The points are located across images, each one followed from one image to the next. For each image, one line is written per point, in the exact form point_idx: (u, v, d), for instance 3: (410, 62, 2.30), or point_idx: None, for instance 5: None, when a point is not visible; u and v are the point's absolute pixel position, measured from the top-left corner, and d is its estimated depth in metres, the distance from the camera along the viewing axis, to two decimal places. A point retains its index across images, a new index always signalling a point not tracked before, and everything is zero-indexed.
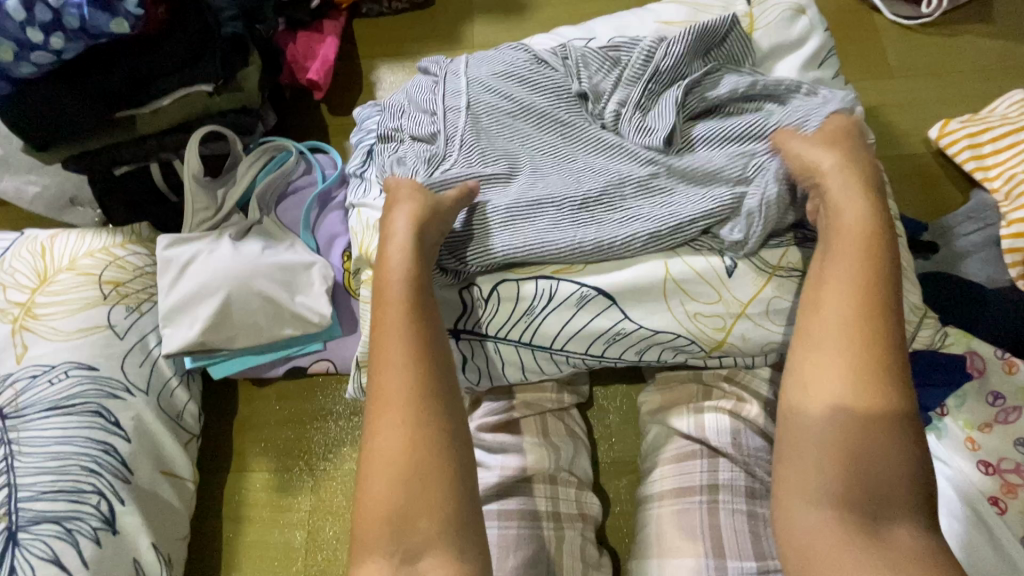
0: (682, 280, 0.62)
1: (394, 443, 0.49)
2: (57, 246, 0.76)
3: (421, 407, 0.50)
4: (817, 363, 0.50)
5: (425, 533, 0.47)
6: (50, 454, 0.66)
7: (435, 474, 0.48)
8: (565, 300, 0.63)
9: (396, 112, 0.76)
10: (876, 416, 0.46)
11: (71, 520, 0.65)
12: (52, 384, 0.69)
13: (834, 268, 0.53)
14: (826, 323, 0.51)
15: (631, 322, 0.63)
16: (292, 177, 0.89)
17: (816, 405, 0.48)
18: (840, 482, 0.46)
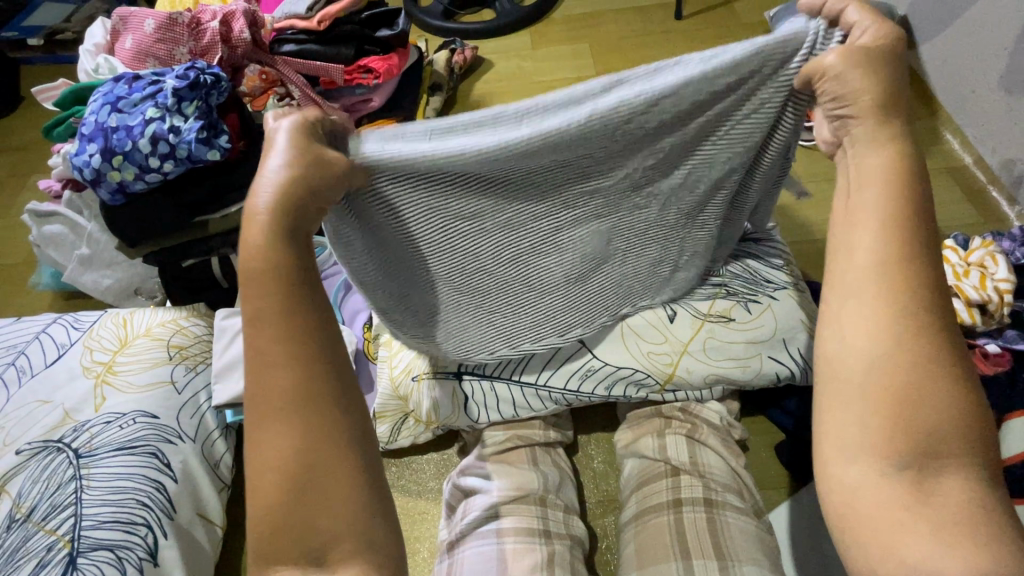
0: (635, 325, 0.80)
1: (278, 451, 0.45)
2: (136, 319, 0.94)
3: (304, 407, 0.45)
4: (861, 323, 0.44)
5: (330, 530, 0.44)
6: (112, 488, 0.77)
7: (332, 473, 0.45)
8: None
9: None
10: (908, 362, 0.42)
11: (121, 548, 0.74)
12: (121, 429, 0.82)
13: (858, 221, 0.47)
14: (860, 278, 0.45)
15: (598, 360, 0.80)
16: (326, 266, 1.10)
17: (855, 359, 0.44)
18: (889, 441, 0.41)
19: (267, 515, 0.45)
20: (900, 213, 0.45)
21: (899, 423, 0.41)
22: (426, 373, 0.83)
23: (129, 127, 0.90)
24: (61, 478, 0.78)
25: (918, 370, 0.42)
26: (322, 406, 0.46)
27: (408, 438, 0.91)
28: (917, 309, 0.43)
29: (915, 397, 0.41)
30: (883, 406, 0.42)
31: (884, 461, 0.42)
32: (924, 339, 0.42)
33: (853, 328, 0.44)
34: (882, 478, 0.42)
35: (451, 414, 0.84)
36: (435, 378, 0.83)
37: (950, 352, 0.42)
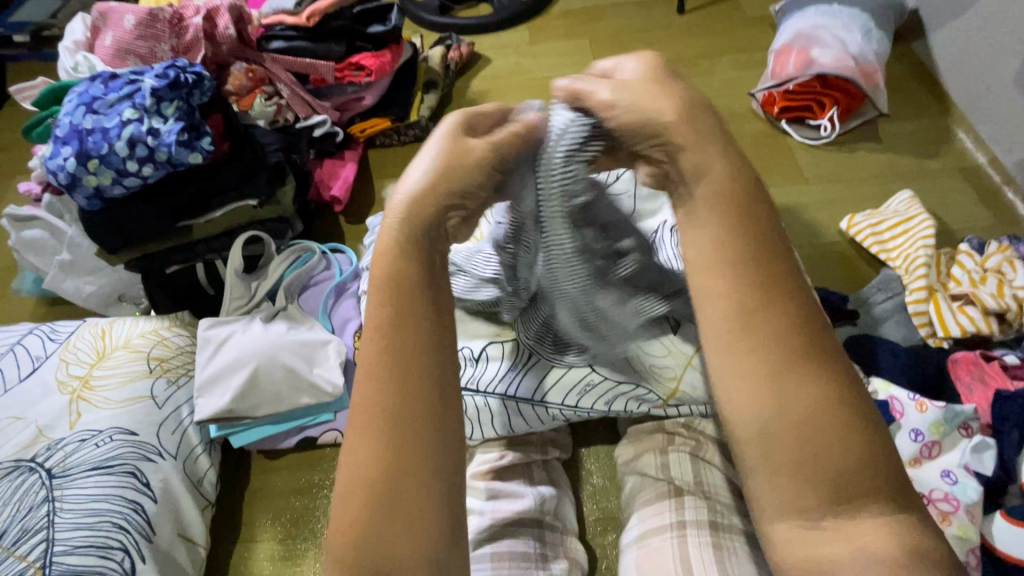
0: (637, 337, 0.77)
1: (364, 458, 0.45)
2: (115, 330, 0.90)
3: (405, 413, 0.45)
4: (744, 373, 0.46)
5: (404, 551, 0.43)
6: (87, 511, 0.74)
7: (415, 488, 0.44)
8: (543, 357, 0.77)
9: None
10: (797, 415, 0.44)
11: (95, 575, 0.71)
12: (97, 447, 0.78)
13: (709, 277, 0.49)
14: (743, 325, 0.47)
15: (598, 374, 0.77)
16: (315, 272, 1.06)
17: (746, 421, 0.46)
18: (798, 480, 0.44)
19: (342, 526, 0.45)
20: (748, 269, 0.48)
21: (806, 466, 0.44)
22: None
23: (105, 129, 0.86)
24: (32, 500, 0.74)
25: (806, 406, 0.45)
26: (409, 414, 0.45)
27: None
28: (790, 343, 0.46)
29: (807, 445, 0.44)
30: (789, 451, 0.44)
31: (802, 498, 0.44)
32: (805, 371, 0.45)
33: (741, 377, 0.46)
34: (803, 516, 0.44)
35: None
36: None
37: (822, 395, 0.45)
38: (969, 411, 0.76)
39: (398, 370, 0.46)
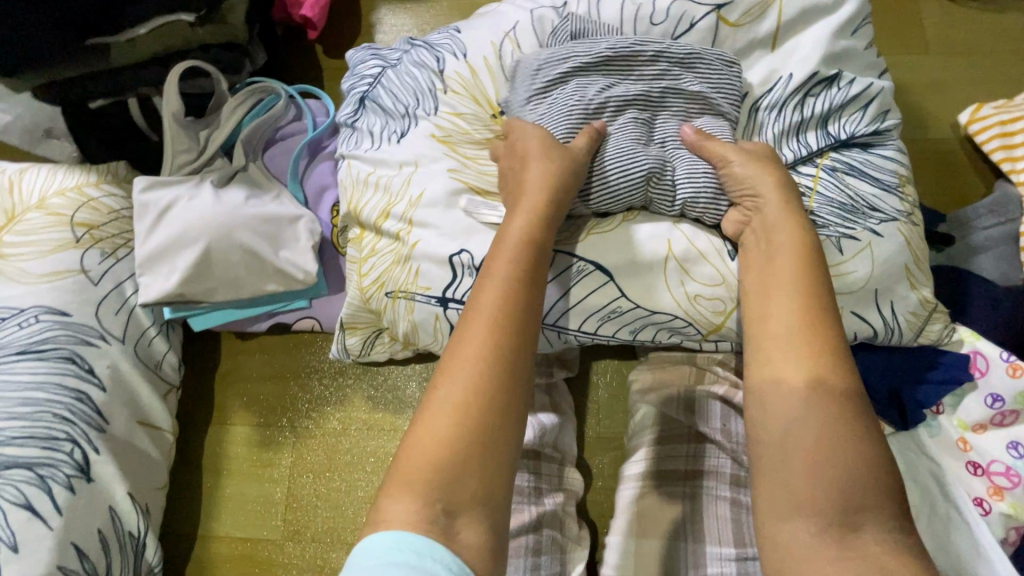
0: (682, 258, 0.60)
1: (461, 390, 0.46)
2: (26, 182, 0.71)
3: (506, 355, 0.48)
4: (784, 365, 0.49)
5: (471, 490, 0.43)
6: (20, 399, 0.64)
7: (497, 438, 0.45)
8: (561, 276, 0.61)
9: (401, 72, 0.76)
10: (835, 400, 0.46)
11: (41, 466, 0.64)
12: (20, 329, 0.66)
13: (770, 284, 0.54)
14: (769, 321, 0.52)
15: (628, 300, 0.60)
16: (282, 123, 0.85)
17: (786, 388, 0.48)
18: (819, 506, 0.43)
19: (430, 451, 0.44)
20: (806, 272, 0.53)
21: (829, 482, 0.44)
22: (402, 290, 0.67)
23: None
24: None
25: (839, 438, 0.45)
26: (496, 392, 0.46)
27: (382, 354, 0.77)
28: (842, 361, 0.48)
29: (834, 439, 0.45)
30: (808, 457, 0.45)
31: (816, 517, 0.43)
32: (841, 394, 0.47)
33: (789, 375, 0.49)
34: (816, 531, 0.43)
35: (435, 341, 0.68)
36: (414, 300, 0.66)
37: (862, 400, 0.47)
38: None
39: (512, 330, 0.49)
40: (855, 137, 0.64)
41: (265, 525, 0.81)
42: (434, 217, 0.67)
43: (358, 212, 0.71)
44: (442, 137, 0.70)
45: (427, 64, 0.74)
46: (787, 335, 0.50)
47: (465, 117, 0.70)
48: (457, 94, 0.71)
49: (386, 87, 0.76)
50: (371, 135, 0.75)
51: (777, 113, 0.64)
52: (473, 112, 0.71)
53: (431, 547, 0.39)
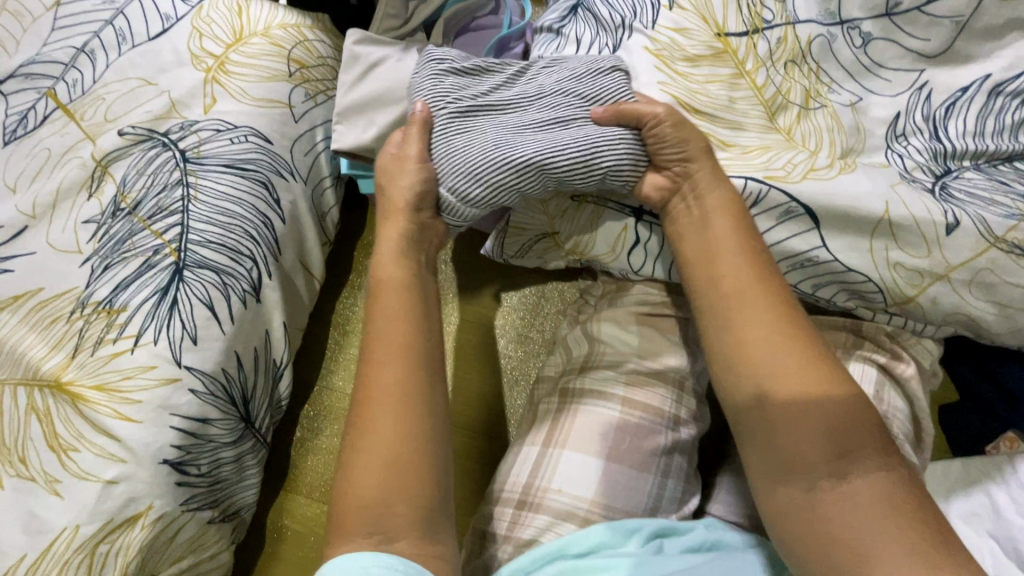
0: (896, 223, 0.58)
1: (379, 435, 0.50)
2: (253, 11, 0.75)
3: (406, 378, 0.53)
4: (740, 345, 0.55)
5: (402, 516, 0.48)
6: (220, 207, 0.67)
7: (415, 457, 0.50)
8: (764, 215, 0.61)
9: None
10: (793, 375, 0.52)
11: (226, 273, 0.67)
12: (232, 143, 0.69)
13: (721, 257, 0.58)
14: (728, 308, 0.56)
15: (826, 252, 0.60)
16: (480, 13, 0.85)
17: (744, 380, 0.54)
18: (807, 471, 0.50)
19: (367, 486, 0.49)
20: (750, 251, 0.58)
21: (810, 431, 0.50)
22: (594, 195, 0.69)
23: None
24: (167, 178, 0.67)
25: (815, 400, 0.51)
26: (401, 416, 0.51)
27: (538, 259, 0.82)
28: (793, 324, 0.54)
29: (807, 407, 0.51)
30: (786, 435, 0.51)
31: (806, 482, 0.50)
32: (803, 345, 0.53)
33: (767, 376, 0.53)
34: (809, 490, 0.50)
35: (609, 253, 0.71)
36: (605, 206, 0.69)
37: (831, 364, 0.52)
38: None
39: (407, 350, 0.55)
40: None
41: None
42: None
43: None
44: (657, 51, 0.68)
45: None
46: (752, 335, 0.54)
47: (686, 34, 0.67)
48: (684, 12, 0.68)
49: None
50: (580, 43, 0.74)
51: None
52: (698, 30, 0.67)
53: (376, 555, 0.44)
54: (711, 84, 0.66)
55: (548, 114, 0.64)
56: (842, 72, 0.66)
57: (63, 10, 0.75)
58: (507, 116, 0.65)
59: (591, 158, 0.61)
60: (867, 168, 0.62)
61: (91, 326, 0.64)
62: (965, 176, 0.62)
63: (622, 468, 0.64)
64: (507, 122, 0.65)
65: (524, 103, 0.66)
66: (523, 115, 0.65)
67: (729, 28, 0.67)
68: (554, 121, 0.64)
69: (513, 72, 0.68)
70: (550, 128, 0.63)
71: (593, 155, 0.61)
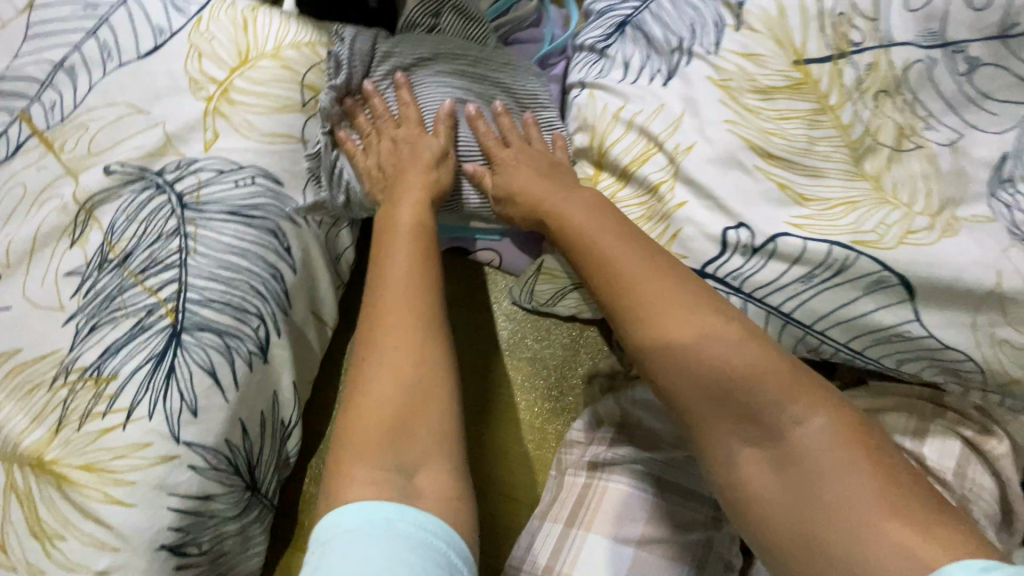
0: (1010, 296, 0.50)
1: (396, 364, 0.45)
2: (260, 24, 0.65)
3: (420, 304, 0.49)
4: (640, 314, 0.47)
5: (422, 444, 0.43)
6: (223, 261, 0.59)
7: (438, 391, 0.45)
8: (852, 282, 0.53)
9: (682, 2, 0.64)
10: (685, 330, 0.45)
11: (230, 335, 0.60)
12: (236, 186, 0.61)
13: (603, 210, 0.54)
14: (619, 256, 0.49)
15: (920, 328, 0.53)
16: (522, 26, 0.76)
17: (657, 335, 0.46)
18: (750, 437, 0.43)
19: (378, 421, 0.43)
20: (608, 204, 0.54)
21: (726, 389, 0.43)
22: None
23: None
24: (162, 227, 0.59)
25: (718, 354, 0.44)
26: (408, 344, 0.46)
27: (571, 309, 0.74)
28: (682, 273, 0.48)
29: (711, 360, 0.44)
30: (714, 407, 0.44)
31: (758, 454, 0.43)
32: (696, 297, 0.46)
33: (655, 321, 0.46)
34: (766, 464, 0.42)
35: None
36: None
37: (732, 312, 0.46)
38: None
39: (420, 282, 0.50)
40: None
41: None
42: (706, 174, 0.57)
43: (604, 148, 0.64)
44: (721, 81, 0.60)
45: None
46: (642, 284, 0.47)
47: (756, 61, 0.59)
48: (754, 33, 0.60)
49: (656, 15, 0.66)
50: (628, 67, 0.65)
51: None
52: (772, 56, 0.59)
53: (400, 507, 0.39)
54: (787, 122, 0.58)
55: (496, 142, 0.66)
56: (947, 104, 0.56)
57: (37, 17, 0.65)
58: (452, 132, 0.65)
59: None
60: (972, 228, 0.53)
61: (77, 397, 0.56)
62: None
63: (658, 559, 0.59)
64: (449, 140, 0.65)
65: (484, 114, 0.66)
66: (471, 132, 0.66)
67: (810, 54, 0.58)
68: None
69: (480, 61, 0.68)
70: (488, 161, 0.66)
71: None
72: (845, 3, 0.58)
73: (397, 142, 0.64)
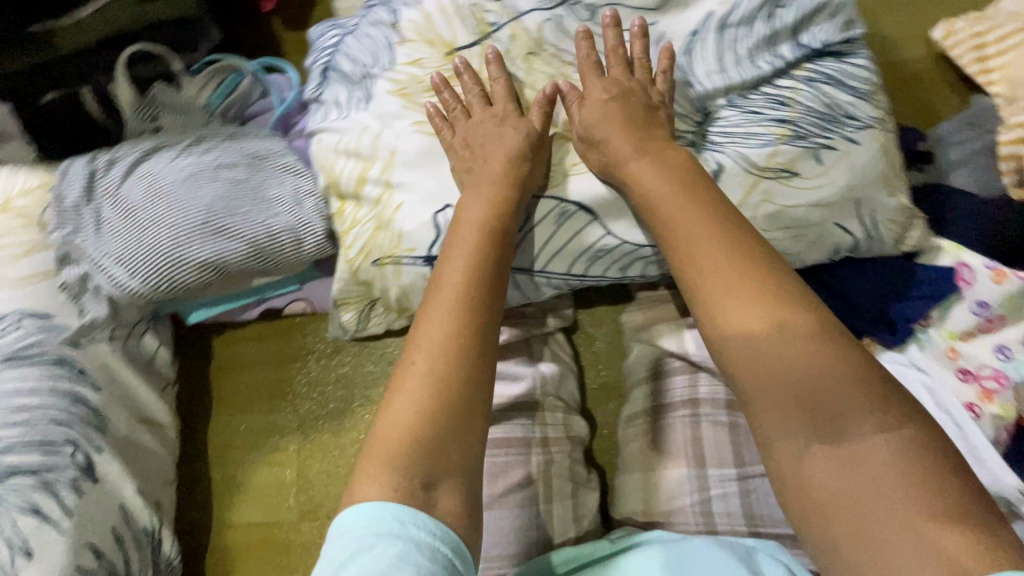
0: None
1: (417, 383, 0.50)
2: None
3: (476, 320, 0.53)
4: (730, 295, 0.50)
5: (448, 464, 0.48)
6: (13, 407, 0.64)
7: (462, 401, 0.50)
8: (546, 220, 0.65)
9: (359, 35, 0.71)
10: (769, 323, 0.47)
11: (46, 471, 0.63)
12: (6, 334, 0.65)
13: (681, 191, 0.56)
14: (697, 239, 0.53)
15: (613, 237, 0.65)
16: (251, 101, 0.81)
17: (729, 327, 0.49)
18: (796, 422, 0.45)
19: (411, 437, 0.48)
20: (681, 176, 0.58)
21: (788, 378, 0.46)
22: (388, 256, 0.68)
23: None
24: None
25: (800, 346, 0.46)
26: (453, 363, 0.51)
27: (379, 326, 0.78)
28: (733, 251, 0.51)
29: (783, 354, 0.46)
30: (789, 388, 0.45)
31: (805, 439, 0.44)
32: (772, 277, 0.50)
33: (720, 313, 0.50)
34: (811, 447, 0.44)
35: None
36: (401, 263, 0.68)
37: (808, 302, 0.48)
38: None
39: (480, 289, 0.55)
40: (828, 44, 0.65)
41: (278, 509, 0.82)
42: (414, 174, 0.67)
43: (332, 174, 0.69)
44: (400, 90, 0.68)
45: (382, 18, 0.70)
46: (708, 256, 0.52)
47: (421, 63, 0.68)
48: (412, 43, 0.68)
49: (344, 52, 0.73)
50: (338, 104, 0.71)
51: (743, 36, 0.64)
52: (430, 56, 0.68)
53: (400, 508, 0.44)
54: (466, 106, 0.66)
55: (227, 198, 0.70)
56: (596, 48, 0.66)
57: None
58: (180, 203, 0.68)
59: (276, 246, 0.71)
60: None
61: None
62: (722, 115, 0.65)
63: (505, 512, 0.67)
64: (178, 210, 0.68)
65: (211, 179, 0.71)
66: (200, 196, 0.69)
67: (459, 43, 0.68)
68: (236, 208, 0.70)
69: (195, 139, 0.73)
70: (224, 215, 0.69)
71: (273, 243, 0.71)
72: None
73: (132, 231, 0.67)
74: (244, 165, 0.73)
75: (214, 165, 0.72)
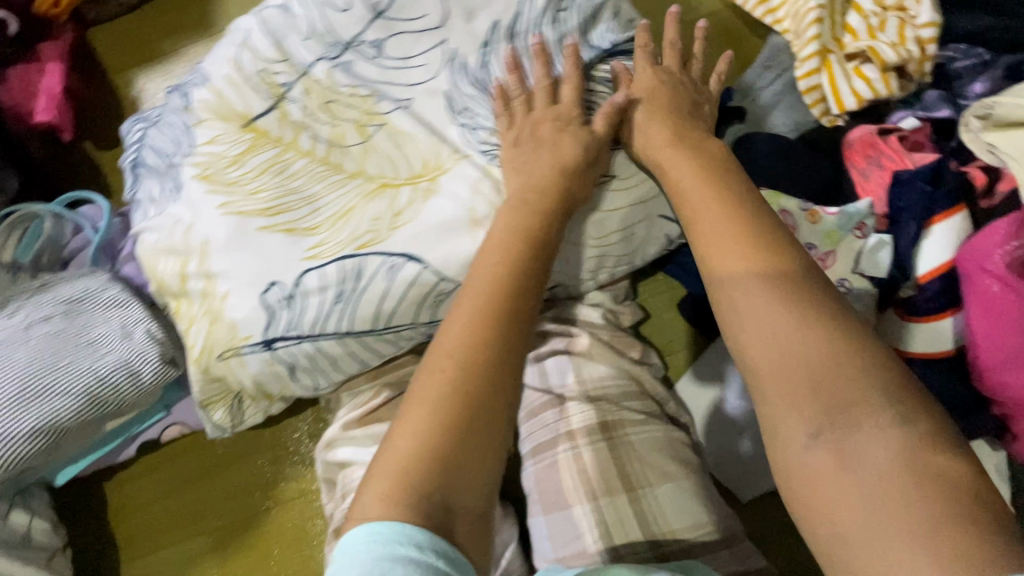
0: (486, 217, 0.51)
1: (424, 393, 0.40)
2: None
3: (506, 321, 0.43)
4: (723, 253, 0.44)
5: (469, 494, 0.37)
6: None
7: (483, 420, 0.39)
8: (385, 275, 0.51)
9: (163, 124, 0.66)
10: (788, 281, 0.41)
11: None
12: None
13: (670, 170, 0.50)
14: (693, 202, 0.47)
15: (448, 281, 0.51)
16: (64, 241, 0.78)
17: (736, 267, 0.42)
18: (808, 410, 0.37)
19: (412, 455, 0.37)
20: (679, 141, 0.51)
21: (801, 359, 0.38)
22: (228, 349, 0.56)
23: None
24: None
25: (828, 328, 0.38)
26: (480, 367, 0.40)
27: (258, 415, 0.71)
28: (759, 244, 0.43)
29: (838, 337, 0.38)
30: (798, 369, 0.38)
31: (811, 435, 0.36)
32: (766, 248, 0.43)
33: (718, 274, 0.43)
34: (815, 442, 0.36)
35: (281, 385, 0.58)
36: (242, 353, 0.55)
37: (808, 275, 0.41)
38: (864, 207, 0.60)
39: (500, 284, 0.45)
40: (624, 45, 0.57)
41: None
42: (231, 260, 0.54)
43: (161, 278, 0.61)
44: (203, 172, 0.57)
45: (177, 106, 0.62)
46: (703, 221, 0.46)
47: (216, 140, 0.57)
48: (204, 122, 0.58)
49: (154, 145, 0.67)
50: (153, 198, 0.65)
51: (530, 41, 0.55)
52: (224, 131, 0.57)
53: (414, 530, 0.34)
54: (249, 174, 0.55)
55: (46, 355, 0.67)
56: (376, 84, 0.56)
57: None
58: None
59: (109, 387, 0.67)
60: (448, 174, 0.53)
61: None
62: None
63: None
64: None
65: (26, 339, 0.68)
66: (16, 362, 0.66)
67: (254, 112, 0.56)
68: (58, 362, 0.67)
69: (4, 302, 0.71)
70: (47, 374, 0.66)
71: (105, 385, 0.67)
72: (256, 60, 0.57)
73: None
74: (61, 315, 0.70)
75: (27, 324, 0.69)
